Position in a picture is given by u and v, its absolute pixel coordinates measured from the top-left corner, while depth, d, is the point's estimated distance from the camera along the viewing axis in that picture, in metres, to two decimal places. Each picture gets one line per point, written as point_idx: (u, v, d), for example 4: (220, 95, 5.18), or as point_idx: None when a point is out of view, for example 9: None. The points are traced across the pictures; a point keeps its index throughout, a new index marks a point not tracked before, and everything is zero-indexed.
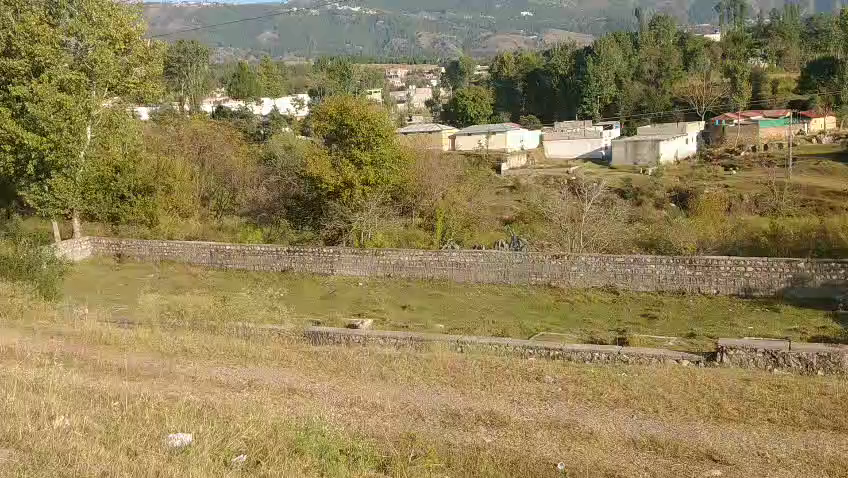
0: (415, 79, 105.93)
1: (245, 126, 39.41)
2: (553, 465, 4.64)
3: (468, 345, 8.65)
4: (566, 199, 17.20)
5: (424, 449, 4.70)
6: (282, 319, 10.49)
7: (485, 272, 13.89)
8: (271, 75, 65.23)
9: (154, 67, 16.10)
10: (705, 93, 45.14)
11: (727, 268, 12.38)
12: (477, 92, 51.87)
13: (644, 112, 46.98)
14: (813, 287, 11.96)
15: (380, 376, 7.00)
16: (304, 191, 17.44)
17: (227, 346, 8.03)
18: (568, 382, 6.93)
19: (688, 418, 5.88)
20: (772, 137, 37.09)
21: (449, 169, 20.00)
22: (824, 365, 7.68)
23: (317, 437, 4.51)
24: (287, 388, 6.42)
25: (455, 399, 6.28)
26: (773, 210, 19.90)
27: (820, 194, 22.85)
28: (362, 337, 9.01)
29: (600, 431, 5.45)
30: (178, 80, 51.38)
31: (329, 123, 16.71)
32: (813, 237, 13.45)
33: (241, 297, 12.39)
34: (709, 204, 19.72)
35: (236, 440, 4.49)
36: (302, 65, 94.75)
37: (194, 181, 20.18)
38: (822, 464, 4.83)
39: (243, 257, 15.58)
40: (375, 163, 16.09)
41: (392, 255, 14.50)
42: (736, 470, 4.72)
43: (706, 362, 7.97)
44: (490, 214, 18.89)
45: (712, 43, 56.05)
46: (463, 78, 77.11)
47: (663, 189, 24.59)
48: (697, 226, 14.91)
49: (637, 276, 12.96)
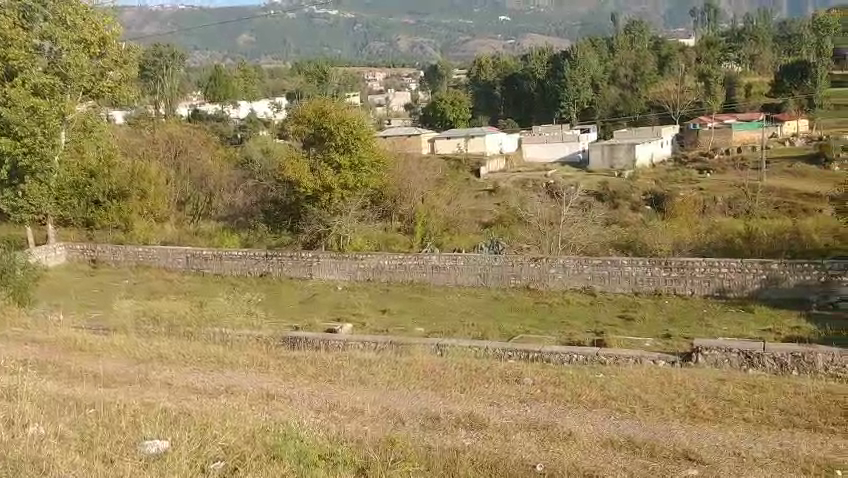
0: (393, 83, 106.33)
1: (221, 131, 39.27)
2: (531, 466, 4.67)
3: (448, 348, 8.62)
4: (544, 203, 17.34)
5: (403, 453, 4.67)
6: (259, 324, 10.43)
7: (464, 275, 13.91)
8: (248, 78, 64.90)
9: (129, 71, 15.90)
10: (680, 97, 45.69)
11: (702, 270, 12.53)
12: (456, 96, 52.03)
13: (620, 116, 47.50)
14: (786, 287, 12.11)
15: (360, 380, 6.99)
16: (282, 194, 17.33)
17: (202, 352, 7.95)
18: (546, 383, 6.99)
19: (664, 418, 5.94)
20: (744, 141, 37.60)
21: (428, 173, 20.09)
22: (798, 365, 7.80)
23: (296, 443, 4.48)
24: (265, 393, 6.38)
25: (435, 402, 6.29)
26: (746, 211, 20.21)
27: (793, 196, 23.22)
28: (341, 342, 8.98)
29: (578, 431, 5.51)
30: (153, 83, 50.93)
31: (308, 127, 16.64)
32: (787, 238, 13.60)
33: (219, 302, 12.32)
34: (684, 207, 20.01)
35: (213, 447, 4.44)
36: (280, 68, 94.66)
37: (170, 185, 20.00)
38: (798, 463, 4.90)
39: (221, 262, 15.49)
40: (354, 166, 16.00)
41: (371, 259, 14.50)
42: (712, 469, 4.76)
43: (682, 363, 8.04)
44: (469, 217, 18.97)
45: (687, 47, 56.76)
46: (442, 82, 77.45)
47: (638, 192, 24.87)
48: (672, 229, 15.10)
49: (613, 278, 13.09)
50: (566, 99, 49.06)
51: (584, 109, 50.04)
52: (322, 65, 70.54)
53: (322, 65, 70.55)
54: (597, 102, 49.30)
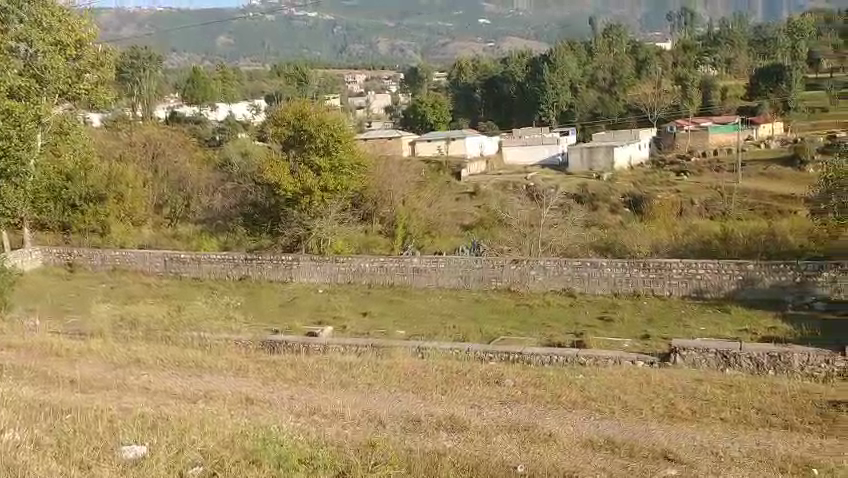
0: (373, 86, 106.60)
1: (200, 133, 39.12)
2: (512, 467, 4.69)
3: (430, 351, 8.64)
4: (524, 206, 17.45)
5: (385, 456, 4.66)
6: (238, 328, 10.37)
7: (446, 277, 13.92)
8: (227, 79, 64.59)
9: (106, 74, 15.80)
10: (657, 100, 46.19)
11: (680, 270, 12.67)
12: (436, 100, 52.23)
13: (599, 119, 47.87)
14: (763, 288, 12.26)
15: (341, 384, 6.97)
16: (261, 197, 17.24)
17: (181, 357, 7.89)
18: (527, 385, 7.02)
19: (643, 419, 5.99)
20: (720, 143, 38.08)
21: (408, 175, 20.12)
22: (775, 365, 7.91)
23: (276, 447, 4.46)
24: (245, 397, 6.35)
25: (416, 405, 6.30)
26: (723, 213, 20.48)
27: (769, 197, 23.58)
28: (322, 345, 8.94)
29: (558, 432, 5.55)
30: (130, 85, 50.56)
31: (288, 130, 16.56)
32: (762, 239, 13.80)
33: (197, 306, 12.23)
34: (662, 209, 20.19)
35: (192, 452, 4.41)
36: (260, 70, 94.53)
37: (148, 188, 19.83)
38: (775, 462, 4.95)
39: (200, 266, 15.39)
40: (334, 169, 15.97)
41: (352, 262, 14.48)
42: (691, 469, 4.80)
43: (660, 363, 8.12)
44: (450, 219, 18.99)
45: (664, 51, 57.52)
46: (422, 84, 77.72)
47: (617, 194, 25.11)
48: (651, 231, 15.24)
49: (592, 279, 13.20)
50: (546, 102, 49.40)
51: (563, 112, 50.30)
52: (302, 68, 70.45)
53: (301, 68, 70.45)
54: (576, 105, 49.58)
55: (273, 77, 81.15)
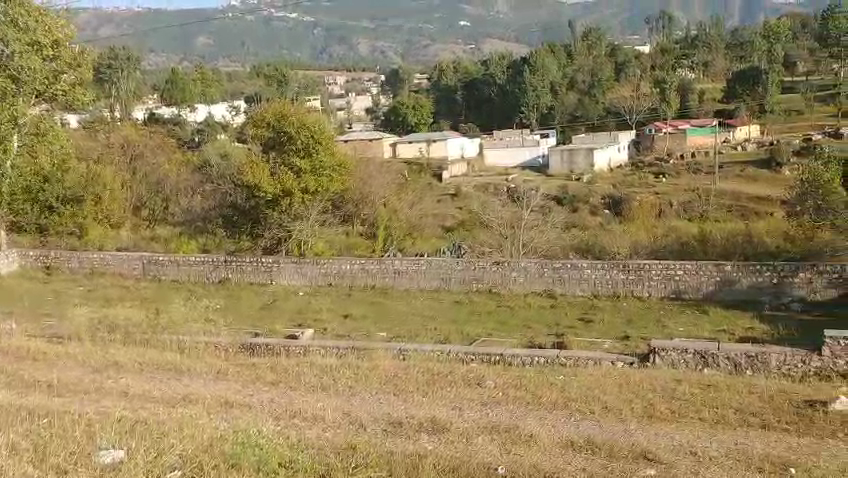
0: (354, 87, 106.33)
1: (179, 133, 38.88)
2: (493, 469, 4.69)
3: (411, 353, 8.64)
4: (504, 207, 17.51)
5: (365, 458, 4.65)
6: (218, 331, 10.27)
7: (427, 279, 13.93)
8: (206, 80, 64.18)
9: (83, 73, 15.55)
10: (636, 103, 46.63)
11: (659, 271, 12.77)
12: (417, 102, 52.29)
13: (579, 121, 48.15)
14: (741, 289, 12.40)
15: (322, 386, 6.95)
16: (241, 199, 17.13)
17: (160, 360, 7.81)
18: (508, 386, 7.04)
19: (621, 419, 6.04)
20: (698, 145, 38.54)
21: (389, 177, 20.13)
22: (752, 365, 7.96)
23: (256, 450, 4.42)
24: (225, 401, 6.31)
25: (396, 407, 6.29)
26: (700, 214, 20.73)
27: (746, 199, 23.90)
28: (302, 348, 8.89)
29: (539, 433, 5.57)
30: (108, 86, 50.09)
31: (268, 131, 16.44)
32: (740, 240, 13.95)
33: (177, 309, 12.14)
34: (642, 211, 20.31)
35: (171, 456, 4.37)
36: (239, 72, 94.04)
37: (126, 190, 19.63)
38: (753, 462, 5.01)
39: (180, 268, 15.30)
40: (315, 170, 15.88)
41: (333, 264, 14.46)
42: (670, 469, 4.84)
43: (640, 363, 8.19)
44: (431, 221, 18.97)
45: (642, 54, 58.09)
46: (402, 86, 77.84)
47: (597, 196, 25.29)
48: (630, 232, 15.34)
49: (572, 280, 13.28)
50: (526, 104, 49.57)
51: (544, 114, 50.23)
52: (282, 69, 70.20)
53: (282, 69, 70.21)
54: (556, 107, 49.54)
55: (253, 77, 80.69)
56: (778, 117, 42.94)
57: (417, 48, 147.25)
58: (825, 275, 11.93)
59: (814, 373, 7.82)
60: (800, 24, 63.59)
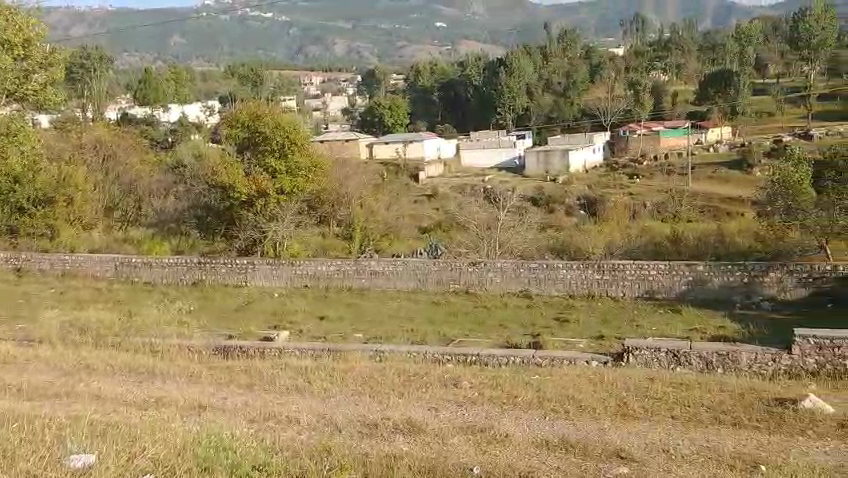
0: (330, 87, 106.06)
1: (151, 134, 38.51)
2: (469, 469, 4.70)
3: (386, 355, 8.64)
4: (480, 207, 17.55)
5: (338, 462, 4.61)
6: (191, 333, 10.15)
7: (404, 280, 13.94)
8: (179, 79, 63.64)
9: (54, 73, 14.37)
10: (610, 104, 47.02)
11: (633, 271, 12.89)
12: (393, 102, 52.23)
13: (554, 122, 48.49)
14: (712, 288, 12.56)
15: (296, 388, 6.92)
16: (215, 200, 16.98)
17: (131, 363, 7.74)
18: (483, 387, 7.04)
19: (593, 418, 6.08)
20: (671, 147, 38.96)
21: (365, 177, 20.10)
22: (723, 363, 8.05)
23: (227, 454, 4.41)
24: (197, 404, 6.25)
25: (372, 408, 6.29)
26: (673, 214, 20.99)
27: (718, 200, 24.22)
28: (277, 350, 8.83)
29: (514, 433, 5.59)
30: (79, 86, 49.48)
31: (242, 131, 16.27)
32: (711, 241, 14.15)
33: (149, 312, 12.04)
34: (617, 211, 20.47)
35: (141, 461, 4.33)
36: (214, 72, 93.47)
37: (97, 191, 19.33)
38: (723, 459, 5.08)
39: (153, 270, 15.16)
40: (289, 171, 15.78)
41: (309, 266, 14.40)
42: (642, 467, 4.89)
43: (613, 363, 8.29)
44: (407, 222, 18.98)
45: (616, 57, 58.63)
46: (378, 86, 77.87)
47: (572, 197, 25.49)
48: (604, 232, 15.50)
49: (548, 281, 13.36)
50: (502, 106, 49.82)
51: (519, 115, 50.48)
52: (257, 69, 69.77)
53: (257, 69, 69.79)
54: (532, 108, 49.82)
55: (228, 77, 80.00)
56: (749, 119, 43.61)
57: (394, 49, 147.39)
58: (795, 274, 12.15)
59: (784, 371, 7.91)
60: (769, 27, 64.68)
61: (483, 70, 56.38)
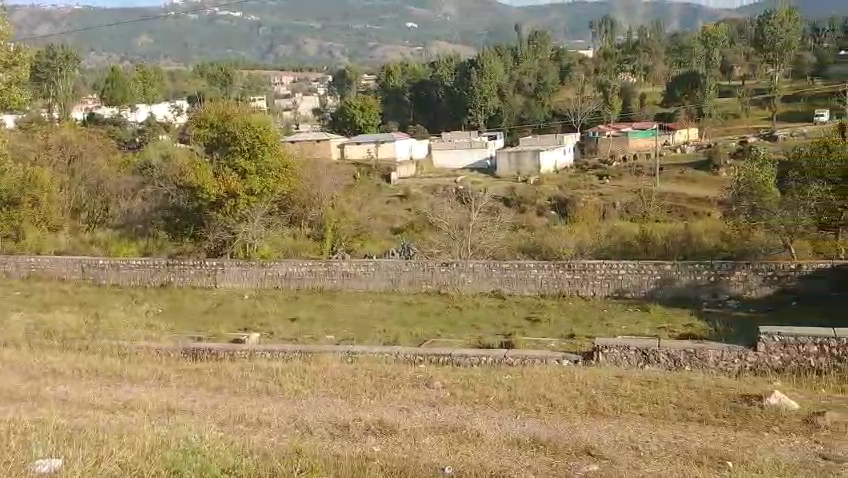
0: (301, 87, 105.56)
1: (119, 134, 37.98)
2: (439, 469, 4.70)
3: (358, 356, 8.61)
4: (452, 207, 17.59)
5: (310, 463, 4.60)
6: (159, 336, 10.00)
7: (375, 281, 13.93)
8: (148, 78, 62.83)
9: (19, 72, 12.97)
10: (581, 106, 47.46)
11: (603, 271, 13.03)
12: (365, 102, 52.13)
13: (525, 122, 48.84)
14: (679, 287, 12.74)
15: (267, 390, 6.89)
16: (184, 201, 16.81)
17: (98, 366, 7.61)
18: (455, 387, 7.06)
19: (563, 416, 6.15)
20: (640, 148, 39.38)
21: (336, 177, 20.04)
22: (691, 360, 8.16)
23: (196, 456, 4.33)
24: (165, 406, 6.19)
25: (344, 409, 6.29)
26: (642, 214, 21.28)
27: (686, 200, 24.57)
28: (247, 352, 8.77)
29: (486, 432, 5.61)
30: (45, 86, 48.66)
31: (211, 131, 16.13)
32: (678, 242, 14.40)
33: (117, 314, 11.91)
34: (587, 212, 20.65)
35: (109, 465, 4.27)
36: (183, 72, 92.55)
37: (63, 192, 18.99)
38: (690, 456, 5.15)
39: (121, 272, 14.99)
40: (260, 172, 15.66)
41: (279, 267, 14.31)
42: (611, 464, 4.94)
43: (583, 362, 8.39)
44: (379, 222, 18.98)
45: (586, 59, 59.20)
46: (349, 86, 77.65)
47: (543, 197, 25.69)
48: (575, 232, 15.64)
49: (519, 281, 13.44)
50: (474, 107, 50.01)
51: (491, 116, 50.71)
52: (227, 69, 69.16)
53: (227, 68, 69.17)
54: (503, 109, 50.07)
55: (197, 78, 79.04)
56: (716, 120, 44.32)
57: (365, 49, 147.15)
58: (760, 272, 12.39)
59: (750, 368, 8.04)
60: (734, 30, 65.81)
61: (454, 71, 56.44)
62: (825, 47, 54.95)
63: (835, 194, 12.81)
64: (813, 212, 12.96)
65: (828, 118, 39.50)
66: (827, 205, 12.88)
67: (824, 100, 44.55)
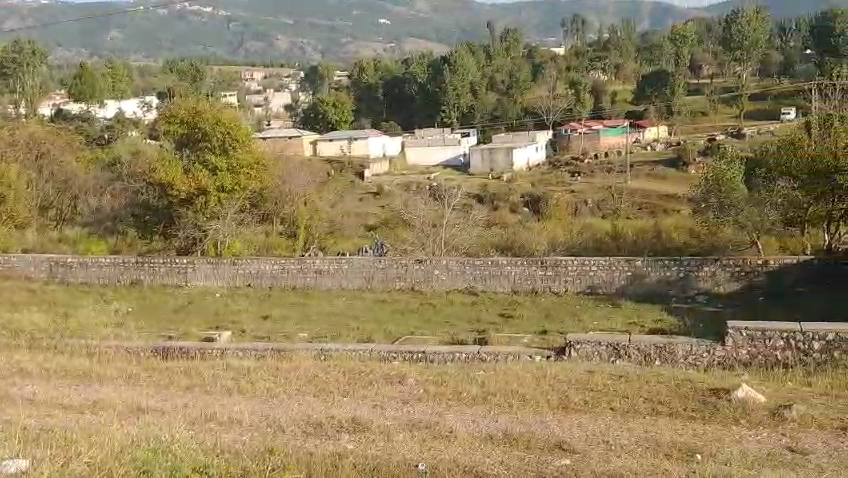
0: (272, 83, 104.58)
1: (88, 131, 37.29)
2: (414, 466, 4.71)
3: (331, 354, 8.59)
4: (426, 203, 17.67)
5: (282, 461, 4.58)
6: (130, 335, 9.88)
7: (349, 278, 13.88)
8: (117, 74, 61.78)
9: None
10: (553, 103, 47.73)
11: (574, 267, 13.15)
12: (338, 99, 51.83)
13: (498, 120, 49.01)
14: (649, 283, 12.90)
15: (238, 390, 6.82)
16: (153, 198, 16.63)
17: (67, 366, 7.48)
18: (428, 383, 7.06)
19: (537, 412, 6.18)
20: (610, 146, 39.78)
21: (309, 174, 19.95)
22: (661, 355, 8.28)
23: (165, 457, 4.27)
24: (134, 406, 6.12)
25: (316, 408, 6.27)
26: (612, 211, 21.52)
27: (655, 197, 24.84)
28: (217, 350, 8.66)
29: (459, 429, 5.62)
30: (12, 82, 47.63)
31: (180, 128, 15.97)
32: (649, 239, 14.73)
33: (86, 313, 11.75)
34: (558, 209, 20.81)
35: (76, 465, 4.21)
36: (153, 68, 90.94)
37: (31, 188, 18.63)
38: (662, 449, 5.22)
39: (88, 270, 14.78)
40: (230, 169, 15.52)
41: (251, 264, 14.22)
42: (583, 458, 5.01)
43: (555, 357, 8.48)
44: (353, 219, 18.95)
45: (557, 57, 59.48)
46: (322, 83, 77.18)
47: (516, 194, 25.80)
48: (547, 229, 15.80)
49: (493, 277, 13.48)
50: (447, 104, 50.03)
51: (464, 113, 50.75)
52: (197, 64, 68.18)
53: (197, 64, 68.20)
54: (476, 106, 50.21)
55: (167, 75, 77.85)
56: (684, 119, 44.92)
57: (338, 45, 146.42)
58: (728, 268, 12.62)
59: (718, 363, 8.18)
60: (703, 30, 66.77)
61: (428, 68, 56.36)
62: (790, 47, 56.00)
63: (801, 192, 12.84)
64: (780, 210, 13.06)
65: (793, 116, 40.16)
66: (793, 203, 12.94)
67: (789, 98, 45.36)
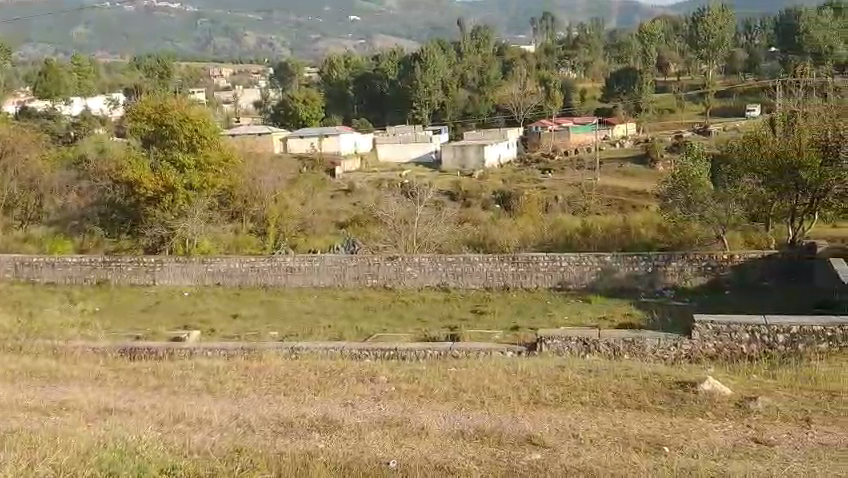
0: (241, 80, 103.64)
1: (53, 129, 36.59)
2: (384, 464, 4.69)
3: (302, 353, 8.55)
4: (397, 200, 17.66)
5: (252, 461, 4.55)
6: (98, 335, 9.76)
7: (320, 276, 13.81)
8: (82, 71, 60.64)
9: None
10: (524, 101, 47.98)
11: (545, 263, 13.24)
12: (308, 96, 51.54)
13: (469, 117, 49.14)
14: (619, 278, 13.03)
15: (208, 390, 6.75)
16: (120, 196, 16.38)
17: (32, 366, 7.37)
18: (400, 381, 7.05)
19: (509, 407, 6.21)
20: (579, 142, 40.10)
21: (279, 171, 19.82)
22: (629, 349, 8.38)
23: (133, 458, 4.24)
24: (100, 407, 6.04)
25: (285, 407, 6.23)
26: (580, 207, 21.72)
27: (623, 193, 25.12)
28: (185, 351, 8.56)
29: (430, 426, 5.64)
30: None
31: (146, 125, 15.73)
32: (617, 235, 14.88)
33: (51, 313, 11.56)
34: (529, 206, 20.93)
35: (42, 467, 4.14)
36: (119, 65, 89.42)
37: None
38: (630, 442, 5.27)
39: (54, 270, 14.53)
40: (199, 166, 15.37)
41: (221, 262, 14.07)
42: (553, 452, 5.05)
43: (526, 353, 8.53)
44: (324, 216, 18.89)
45: (527, 55, 59.72)
46: (291, 80, 76.59)
47: (486, 191, 25.89)
48: (518, 225, 15.90)
49: (466, 273, 13.50)
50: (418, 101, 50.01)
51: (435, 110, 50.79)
52: (165, 61, 67.19)
53: (165, 60, 67.21)
54: (447, 104, 50.28)
55: (134, 71, 76.61)
56: (652, 117, 45.45)
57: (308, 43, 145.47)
58: (695, 263, 12.79)
59: (685, 355, 8.29)
60: (670, 27, 67.57)
61: (398, 65, 56.24)
62: (755, 45, 56.89)
63: (766, 189, 13.16)
64: (744, 205, 13.31)
65: (757, 113, 40.87)
66: (758, 200, 13.27)
67: (753, 96, 46.12)
